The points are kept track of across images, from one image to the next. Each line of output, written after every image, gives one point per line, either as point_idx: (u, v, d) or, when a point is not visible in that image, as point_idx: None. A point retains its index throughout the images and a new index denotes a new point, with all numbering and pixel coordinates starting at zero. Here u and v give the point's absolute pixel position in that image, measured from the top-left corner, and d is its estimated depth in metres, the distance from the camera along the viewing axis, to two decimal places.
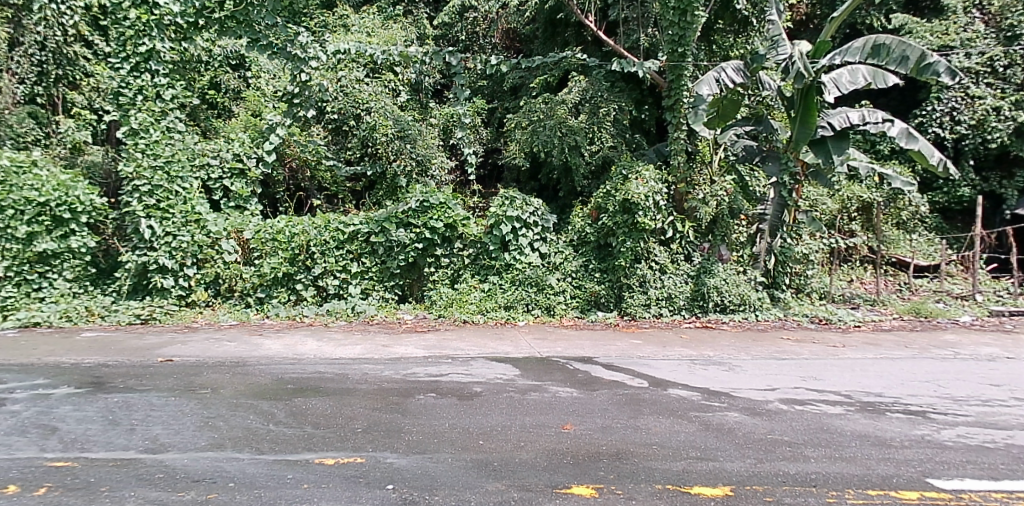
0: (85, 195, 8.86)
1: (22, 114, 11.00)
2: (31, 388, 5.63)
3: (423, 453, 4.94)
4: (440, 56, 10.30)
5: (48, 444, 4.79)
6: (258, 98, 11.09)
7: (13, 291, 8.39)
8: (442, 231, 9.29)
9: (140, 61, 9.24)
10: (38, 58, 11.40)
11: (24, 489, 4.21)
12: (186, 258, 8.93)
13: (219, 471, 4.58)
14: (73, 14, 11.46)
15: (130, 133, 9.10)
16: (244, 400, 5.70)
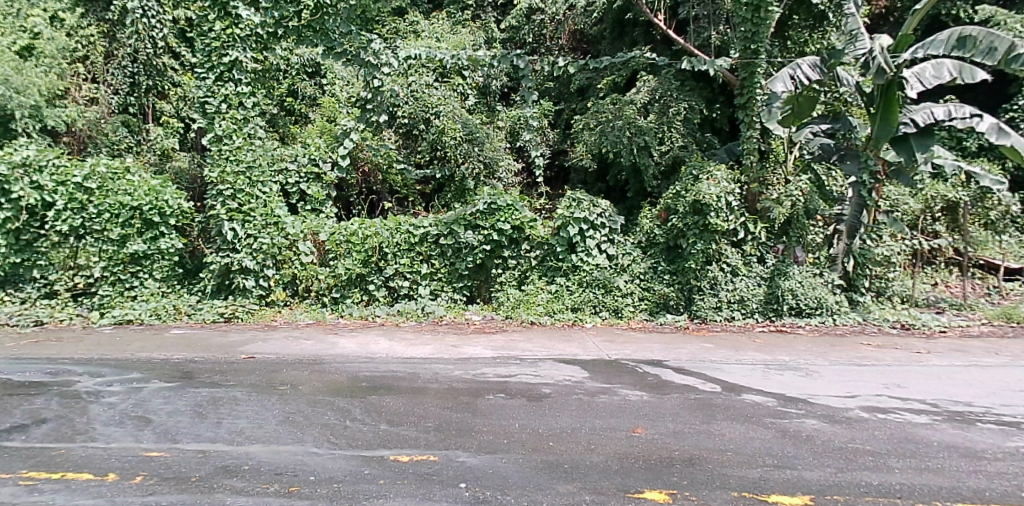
0: (173, 200, 9.36)
1: (116, 123, 11.83)
2: (127, 381, 5.96)
3: (494, 453, 4.97)
4: (508, 59, 10.71)
5: (143, 434, 5.06)
6: (333, 104, 11.48)
7: (109, 291, 8.97)
8: (510, 233, 9.33)
9: (224, 71, 9.63)
10: (130, 70, 12.31)
11: (122, 477, 4.46)
12: (266, 259, 9.23)
13: (299, 465, 4.74)
14: (162, 28, 12.47)
15: (214, 140, 9.54)
16: (322, 396, 5.88)
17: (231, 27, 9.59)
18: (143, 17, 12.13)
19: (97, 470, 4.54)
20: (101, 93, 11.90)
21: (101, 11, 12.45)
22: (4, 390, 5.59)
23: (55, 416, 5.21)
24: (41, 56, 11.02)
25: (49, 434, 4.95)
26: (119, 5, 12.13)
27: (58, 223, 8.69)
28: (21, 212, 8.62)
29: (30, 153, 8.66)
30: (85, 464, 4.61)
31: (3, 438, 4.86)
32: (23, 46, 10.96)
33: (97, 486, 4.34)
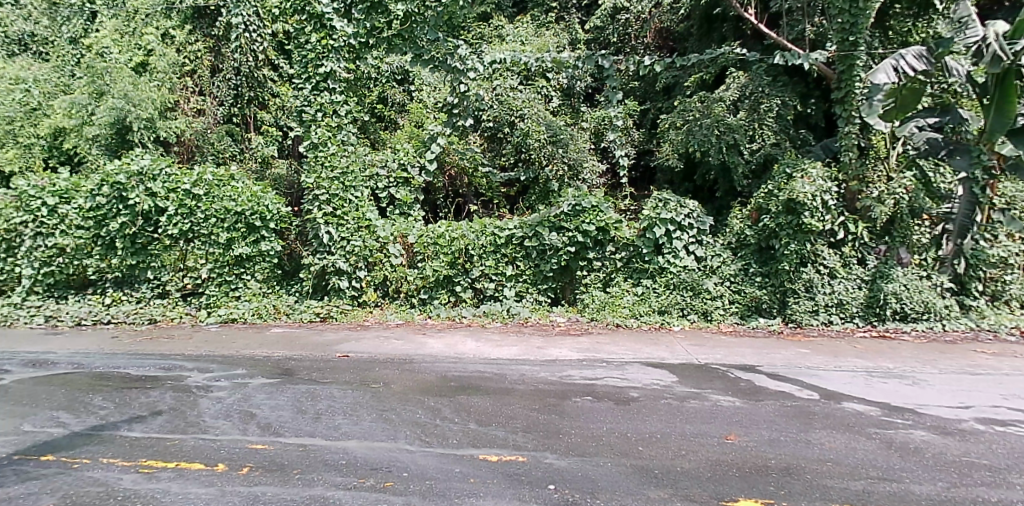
0: (273, 205, 9.71)
1: (221, 133, 12.54)
2: (233, 377, 6.30)
3: (583, 456, 4.94)
4: (593, 59, 10.74)
5: (248, 427, 5.33)
6: (420, 110, 11.88)
7: (216, 291, 9.55)
8: (594, 234, 9.27)
9: (319, 81, 10.04)
10: (234, 82, 12.84)
11: (230, 468, 4.71)
12: (359, 261, 9.59)
13: (393, 461, 4.86)
14: (263, 41, 12.93)
15: (310, 147, 9.92)
16: (412, 395, 6.02)
17: (326, 38, 9.99)
18: (245, 31, 12.64)
19: (208, 460, 4.82)
20: (207, 105, 12.70)
21: (206, 27, 13.01)
22: (125, 384, 6.01)
23: (169, 408, 5.56)
24: (155, 71, 11.99)
25: (165, 425, 5.29)
26: (223, 20, 12.78)
27: (169, 227, 9.34)
28: (137, 217, 9.33)
29: (146, 162, 9.30)
30: (197, 454, 4.90)
31: (126, 427, 5.22)
32: (138, 63, 12.09)
33: (208, 475, 4.60)
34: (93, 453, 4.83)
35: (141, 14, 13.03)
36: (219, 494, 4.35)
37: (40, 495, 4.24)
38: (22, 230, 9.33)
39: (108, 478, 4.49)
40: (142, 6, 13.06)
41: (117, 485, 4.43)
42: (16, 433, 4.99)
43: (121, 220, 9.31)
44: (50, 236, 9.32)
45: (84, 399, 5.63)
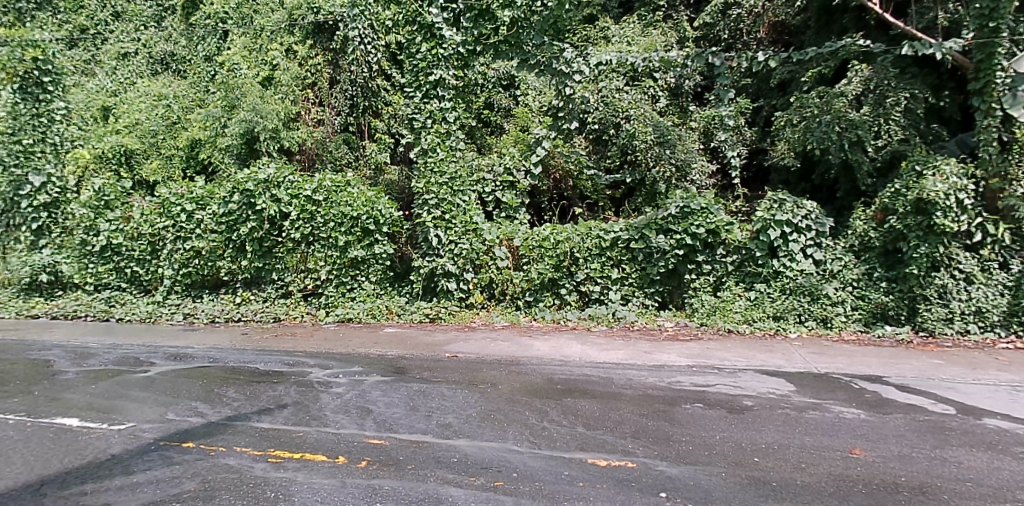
0: (386, 210, 10.11)
1: (339, 141, 13.43)
2: (350, 374, 6.60)
3: (695, 465, 4.80)
4: (703, 58, 9.89)
5: (365, 423, 5.56)
6: (527, 114, 11.89)
7: (334, 291, 10.16)
8: (704, 237, 9.07)
9: (429, 88, 10.23)
10: (350, 92, 13.68)
11: (351, 460, 4.92)
12: (466, 264, 9.85)
13: (502, 461, 4.92)
14: (376, 53, 13.75)
15: (421, 152, 10.27)
16: (519, 396, 6.09)
17: (437, 47, 10.23)
18: (361, 43, 13.54)
19: (329, 452, 5.06)
20: (326, 115, 13.57)
21: (325, 41, 13.78)
22: (254, 377, 6.43)
23: (294, 401, 5.89)
24: (280, 85, 12.99)
25: (290, 417, 5.60)
26: (340, 34, 13.59)
27: (293, 230, 10.10)
28: (264, 222, 10.19)
29: (272, 171, 10.17)
30: (319, 446, 5.15)
31: (255, 418, 5.57)
32: (264, 77, 13.16)
33: (330, 467, 4.82)
34: (228, 441, 5.18)
35: (268, 30, 14.15)
36: (341, 485, 4.55)
37: (183, 478, 4.57)
38: (164, 234, 10.75)
39: (241, 465, 4.81)
40: (268, 24, 14.17)
41: (250, 472, 4.72)
42: (162, 421, 5.41)
43: (250, 225, 10.21)
44: (188, 239, 10.51)
45: (219, 391, 6.05)
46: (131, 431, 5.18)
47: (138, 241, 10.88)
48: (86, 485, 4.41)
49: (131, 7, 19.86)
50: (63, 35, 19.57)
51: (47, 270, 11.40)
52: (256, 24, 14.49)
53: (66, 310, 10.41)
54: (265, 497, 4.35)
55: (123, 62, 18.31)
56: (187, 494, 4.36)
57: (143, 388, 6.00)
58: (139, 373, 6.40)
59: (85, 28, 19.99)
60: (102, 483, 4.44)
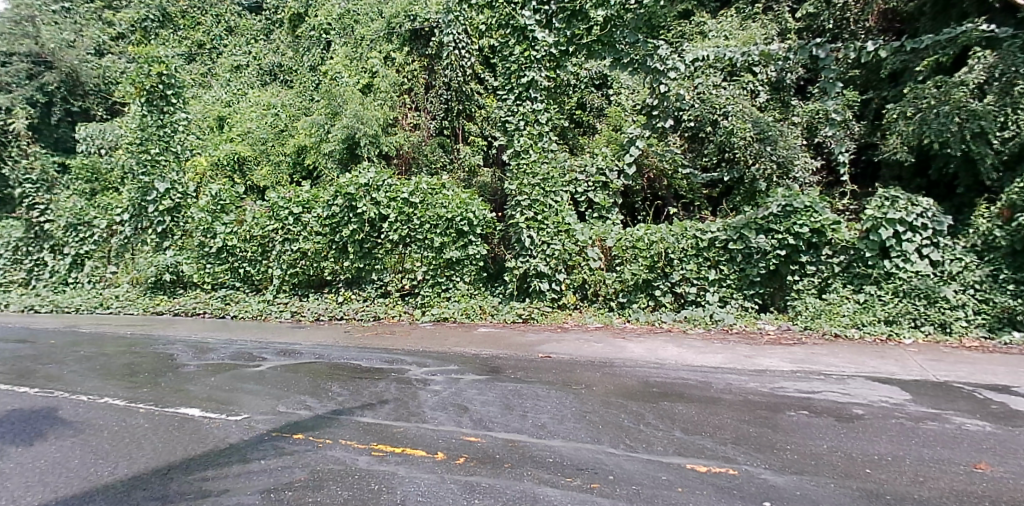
0: (479, 212, 10.35)
1: (434, 145, 14.01)
2: (447, 372, 6.74)
3: (801, 474, 4.59)
4: (806, 50, 9.86)
5: (462, 420, 5.67)
6: (618, 113, 12.12)
7: (430, 292, 10.54)
8: (809, 236, 8.80)
9: (522, 91, 10.50)
10: (445, 97, 14.10)
11: (449, 456, 5.03)
12: (558, 264, 9.94)
13: (599, 462, 4.88)
14: (470, 57, 13.46)
15: (514, 155, 10.45)
16: (614, 398, 6.06)
17: (528, 50, 10.44)
18: (455, 48, 13.29)
19: (428, 448, 5.17)
20: (422, 120, 14.16)
21: (422, 47, 14.55)
22: (357, 373, 6.70)
23: (394, 398, 6.08)
24: (379, 91, 13.73)
25: (391, 413, 5.78)
26: (436, 41, 14.09)
27: (392, 232, 10.60)
28: (365, 223, 10.72)
29: (372, 175, 10.65)
30: (419, 441, 5.29)
31: (358, 412, 5.78)
32: (364, 84, 13.92)
33: (430, 463, 4.93)
34: (333, 433, 5.40)
35: (368, 39, 14.78)
36: (441, 480, 4.63)
37: (293, 468, 4.79)
38: (273, 236, 11.54)
39: (347, 457, 5.00)
40: (369, 34, 14.74)
41: (354, 465, 4.89)
42: (274, 413, 5.71)
43: (352, 227, 10.79)
44: (296, 241, 11.28)
45: (324, 385, 6.34)
46: (246, 422, 5.49)
47: (250, 242, 11.83)
48: (208, 471, 4.70)
49: (242, 22, 22.29)
50: (182, 50, 22.05)
51: (170, 269, 12.80)
52: (357, 33, 15.19)
53: (187, 307, 11.64)
54: (369, 489, 4.48)
55: (235, 74, 20.20)
56: (298, 483, 4.56)
57: (256, 381, 6.36)
58: (253, 368, 6.79)
59: (201, 43, 22.37)
60: (221, 470, 4.72)
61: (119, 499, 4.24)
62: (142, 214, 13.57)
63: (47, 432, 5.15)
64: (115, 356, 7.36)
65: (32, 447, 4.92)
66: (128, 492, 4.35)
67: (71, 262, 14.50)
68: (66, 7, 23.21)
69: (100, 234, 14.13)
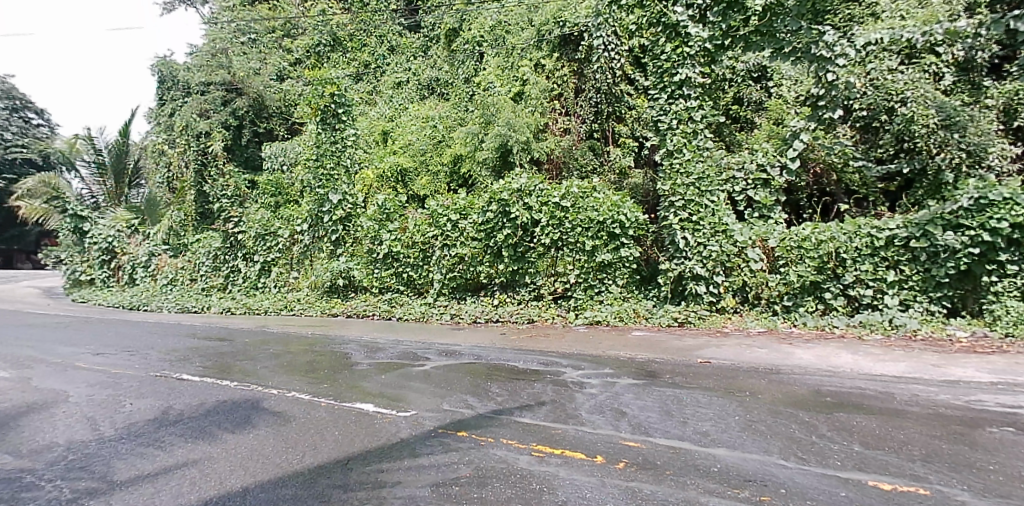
0: (631, 215, 11.27)
1: (585, 148, 14.78)
2: (603, 375, 6.75)
3: (1010, 500, 4.05)
4: (1001, 25, 8.92)
5: (621, 425, 5.64)
6: (781, 105, 12.60)
7: (582, 295, 11.48)
8: (1008, 232, 8.61)
9: (675, 88, 11.01)
10: (595, 100, 14.92)
11: (609, 460, 4.99)
12: (716, 266, 10.39)
13: (768, 474, 4.64)
14: (620, 58, 14.46)
15: (667, 154, 11.03)
16: (782, 408, 5.80)
17: (681, 46, 10.95)
18: (605, 51, 14.38)
19: (587, 451, 5.17)
20: (572, 124, 15.15)
21: (570, 51, 15.77)
22: (514, 375, 6.88)
23: (551, 399, 6.16)
24: (531, 99, 15.00)
25: (549, 415, 5.86)
26: (584, 45, 15.27)
27: (543, 236, 11.56)
28: (517, 228, 11.83)
29: (524, 181, 11.75)
30: (578, 444, 5.30)
31: (518, 412, 5.92)
32: (516, 92, 15.47)
33: (590, 466, 4.92)
34: (495, 433, 5.55)
35: (518, 49, 16.80)
36: (601, 484, 4.60)
37: (459, 464, 4.97)
38: (433, 242, 13.02)
39: (509, 456, 5.11)
40: (520, 44, 16.79)
41: (516, 464, 4.99)
42: (439, 410, 5.98)
43: (505, 232, 11.94)
44: (453, 247, 12.64)
45: (484, 385, 6.56)
46: (414, 418, 5.79)
47: (413, 248, 13.32)
48: (382, 463, 4.99)
49: (403, 41, 24.12)
50: (350, 70, 24.07)
51: (343, 275, 14.23)
52: (510, 43, 17.25)
53: (359, 309, 13.01)
54: (531, 488, 4.54)
55: (396, 90, 21.87)
56: (464, 479, 4.72)
57: (421, 379, 6.70)
58: (418, 367, 7.18)
59: (367, 63, 24.32)
60: (394, 463, 5.00)
61: (307, 486, 4.60)
62: (319, 223, 15.12)
63: (250, 420, 5.74)
64: (297, 354, 8.08)
65: (233, 434, 5.47)
66: (314, 479, 4.72)
67: (261, 268, 16.25)
68: (251, 38, 25.64)
69: (285, 242, 15.87)
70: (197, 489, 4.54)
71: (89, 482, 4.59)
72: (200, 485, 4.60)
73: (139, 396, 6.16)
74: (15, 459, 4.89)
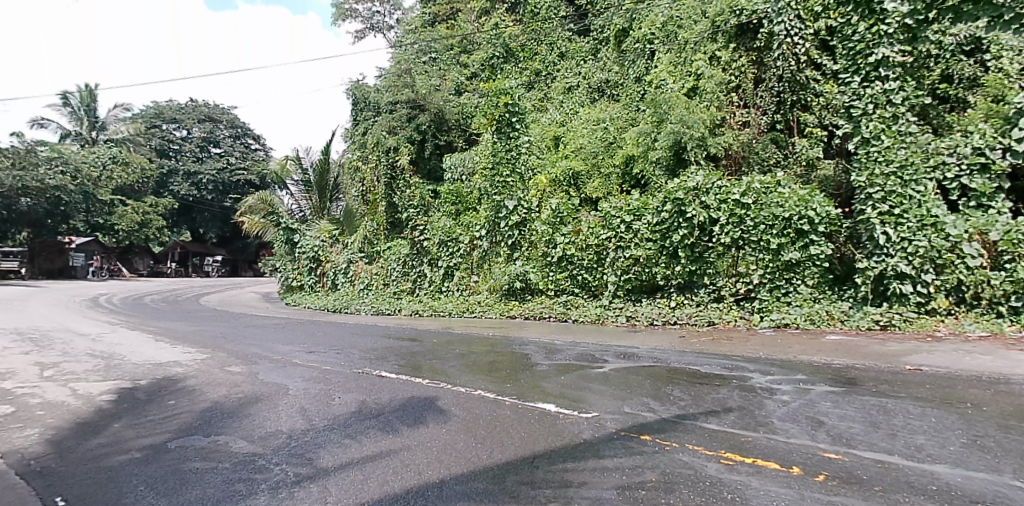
0: (821, 209, 11.55)
1: (766, 141, 14.82)
2: (795, 382, 6.41)
3: None
4: None
5: (819, 435, 5.26)
6: (999, 81, 11.61)
7: (768, 295, 11.89)
8: None
9: (871, 70, 11.43)
10: (777, 89, 14.94)
11: (807, 472, 4.65)
12: (925, 264, 10.40)
13: (1003, 497, 4.08)
14: (804, 42, 14.37)
15: (862, 142, 11.39)
16: (1015, 423, 5.13)
17: (877, 25, 11.26)
18: (788, 36, 14.40)
19: (782, 462, 4.85)
20: (752, 117, 15.15)
21: (748, 41, 15.62)
22: (697, 378, 6.71)
23: (739, 406, 5.90)
24: (705, 93, 14.99)
25: (737, 422, 5.60)
26: (765, 32, 14.96)
27: (723, 235, 12.12)
28: (694, 228, 12.49)
29: (700, 179, 12.52)
30: (771, 454, 5.00)
31: (703, 418, 5.72)
32: (689, 87, 15.62)
33: (787, 477, 4.60)
34: (680, 438, 5.39)
35: (691, 43, 16.64)
36: (800, 496, 4.28)
37: (644, 468, 4.87)
38: (607, 244, 14.05)
39: (696, 463, 4.93)
40: (694, 37, 16.58)
41: (704, 471, 4.81)
42: (621, 413, 5.94)
43: (682, 232, 12.65)
44: (627, 248, 13.56)
45: (665, 390, 6.43)
46: (597, 420, 5.78)
47: (587, 251, 14.37)
48: (567, 463, 5.02)
49: (573, 46, 24.57)
50: (523, 80, 25.54)
51: (520, 278, 15.44)
52: (682, 38, 17.45)
53: (535, 312, 14.21)
54: (723, 497, 4.32)
55: (567, 96, 23.14)
56: (651, 483, 4.61)
57: (600, 382, 6.71)
58: (597, 369, 7.22)
59: (538, 71, 25.55)
60: (579, 463, 5.01)
61: (496, 480, 4.73)
62: (495, 229, 16.45)
63: (440, 417, 6.05)
64: (481, 354, 8.44)
65: (428, 428, 5.81)
66: (504, 475, 4.85)
67: (444, 274, 17.77)
68: (433, 57, 27.52)
69: (464, 248, 17.28)
70: (399, 478, 4.82)
71: (307, 467, 5.05)
72: (401, 474, 4.90)
73: (347, 391, 6.78)
74: (248, 443, 5.52)
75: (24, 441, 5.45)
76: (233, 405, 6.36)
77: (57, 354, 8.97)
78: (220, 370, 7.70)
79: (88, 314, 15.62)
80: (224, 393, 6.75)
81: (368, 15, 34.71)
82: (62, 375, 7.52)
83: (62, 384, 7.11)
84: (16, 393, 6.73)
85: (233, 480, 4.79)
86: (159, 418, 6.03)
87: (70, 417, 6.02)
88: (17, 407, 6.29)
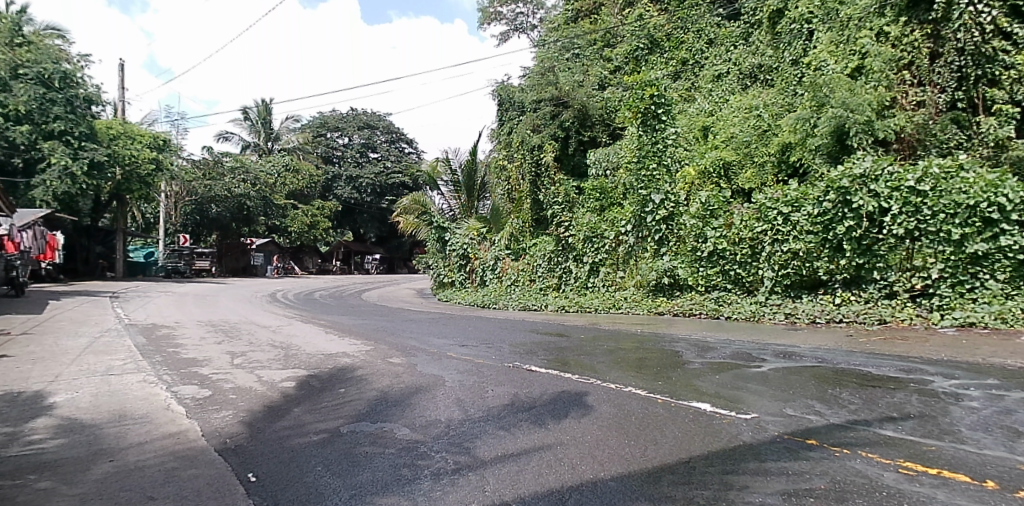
0: (1014, 194, 10.59)
1: (946, 121, 13.61)
2: (985, 388, 5.87)
3: None
4: None
5: (1018, 447, 4.72)
6: None
7: (949, 291, 11.16)
8: None
9: None
10: (958, 63, 13.66)
11: (1005, 487, 4.17)
12: None
13: None
14: (990, 10, 13.25)
15: None
16: None
17: None
18: (970, 5, 13.38)
19: (974, 474, 4.40)
20: (928, 95, 13.98)
21: (923, 13, 14.19)
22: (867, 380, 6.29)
23: (919, 413, 5.44)
24: (873, 72, 14.37)
25: (917, 429, 5.17)
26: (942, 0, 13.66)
27: (896, 226, 11.60)
28: (862, 218, 11.99)
29: (869, 166, 12.03)
30: (960, 466, 4.53)
31: (878, 425, 5.33)
32: (854, 67, 15.18)
33: (980, 491, 4.15)
34: (850, 444, 5.04)
35: (855, 19, 15.93)
36: None
37: (812, 474, 4.59)
38: (763, 237, 13.62)
39: (871, 471, 4.56)
40: (857, 12, 15.86)
41: (881, 480, 4.45)
42: (783, 416, 5.68)
43: (847, 223, 12.17)
44: (786, 242, 13.12)
45: (832, 392, 6.09)
46: (757, 422, 5.56)
47: (740, 245, 14.01)
48: (725, 465, 4.84)
49: (722, 31, 23.71)
50: (669, 70, 24.91)
51: (668, 273, 15.43)
52: (843, 15, 16.51)
53: (685, 308, 14.34)
54: None
55: (716, 84, 22.48)
56: (821, 491, 4.33)
57: (759, 382, 6.47)
58: (754, 369, 6.99)
59: (685, 60, 24.81)
60: (739, 465, 4.82)
61: (651, 479, 4.66)
62: (642, 224, 16.57)
63: (593, 412, 6.09)
64: (630, 351, 8.43)
65: (580, 423, 5.87)
66: (659, 474, 4.78)
67: (590, 269, 17.98)
68: (575, 53, 27.74)
69: (610, 244, 17.43)
70: (553, 472, 4.89)
71: (464, 456, 5.24)
72: (555, 468, 4.96)
73: (499, 384, 7.01)
74: (410, 431, 5.84)
75: (220, 422, 6.11)
76: (396, 395, 6.76)
77: (243, 344, 10.03)
78: (383, 361, 8.24)
79: (262, 308, 17.44)
80: (387, 383, 7.20)
81: (512, 17, 35.33)
82: (249, 363, 8.37)
83: (249, 371, 7.93)
84: (212, 378, 7.58)
85: (399, 466, 5.07)
86: (331, 405, 6.54)
87: (256, 401, 6.70)
88: (214, 391, 7.09)
